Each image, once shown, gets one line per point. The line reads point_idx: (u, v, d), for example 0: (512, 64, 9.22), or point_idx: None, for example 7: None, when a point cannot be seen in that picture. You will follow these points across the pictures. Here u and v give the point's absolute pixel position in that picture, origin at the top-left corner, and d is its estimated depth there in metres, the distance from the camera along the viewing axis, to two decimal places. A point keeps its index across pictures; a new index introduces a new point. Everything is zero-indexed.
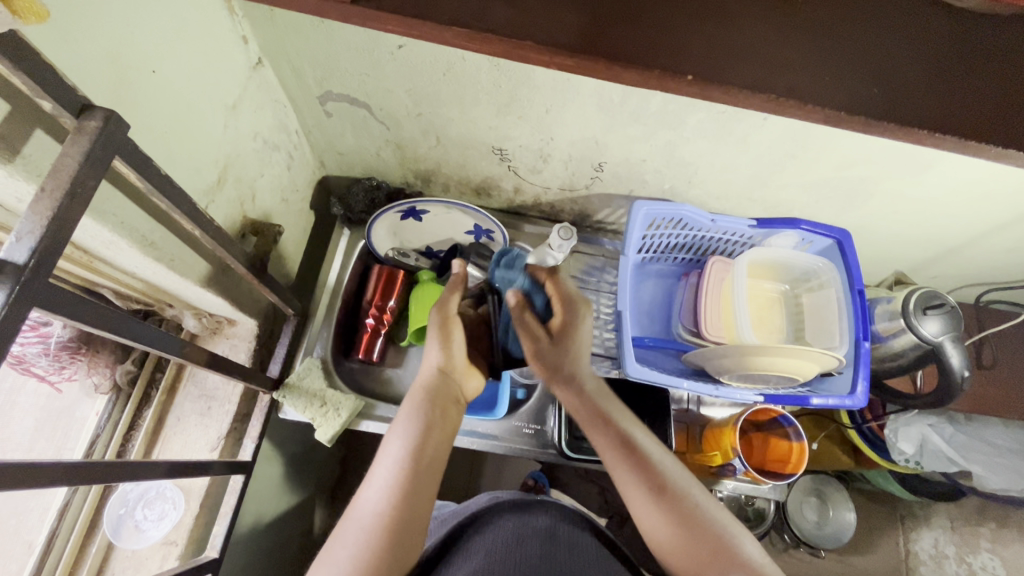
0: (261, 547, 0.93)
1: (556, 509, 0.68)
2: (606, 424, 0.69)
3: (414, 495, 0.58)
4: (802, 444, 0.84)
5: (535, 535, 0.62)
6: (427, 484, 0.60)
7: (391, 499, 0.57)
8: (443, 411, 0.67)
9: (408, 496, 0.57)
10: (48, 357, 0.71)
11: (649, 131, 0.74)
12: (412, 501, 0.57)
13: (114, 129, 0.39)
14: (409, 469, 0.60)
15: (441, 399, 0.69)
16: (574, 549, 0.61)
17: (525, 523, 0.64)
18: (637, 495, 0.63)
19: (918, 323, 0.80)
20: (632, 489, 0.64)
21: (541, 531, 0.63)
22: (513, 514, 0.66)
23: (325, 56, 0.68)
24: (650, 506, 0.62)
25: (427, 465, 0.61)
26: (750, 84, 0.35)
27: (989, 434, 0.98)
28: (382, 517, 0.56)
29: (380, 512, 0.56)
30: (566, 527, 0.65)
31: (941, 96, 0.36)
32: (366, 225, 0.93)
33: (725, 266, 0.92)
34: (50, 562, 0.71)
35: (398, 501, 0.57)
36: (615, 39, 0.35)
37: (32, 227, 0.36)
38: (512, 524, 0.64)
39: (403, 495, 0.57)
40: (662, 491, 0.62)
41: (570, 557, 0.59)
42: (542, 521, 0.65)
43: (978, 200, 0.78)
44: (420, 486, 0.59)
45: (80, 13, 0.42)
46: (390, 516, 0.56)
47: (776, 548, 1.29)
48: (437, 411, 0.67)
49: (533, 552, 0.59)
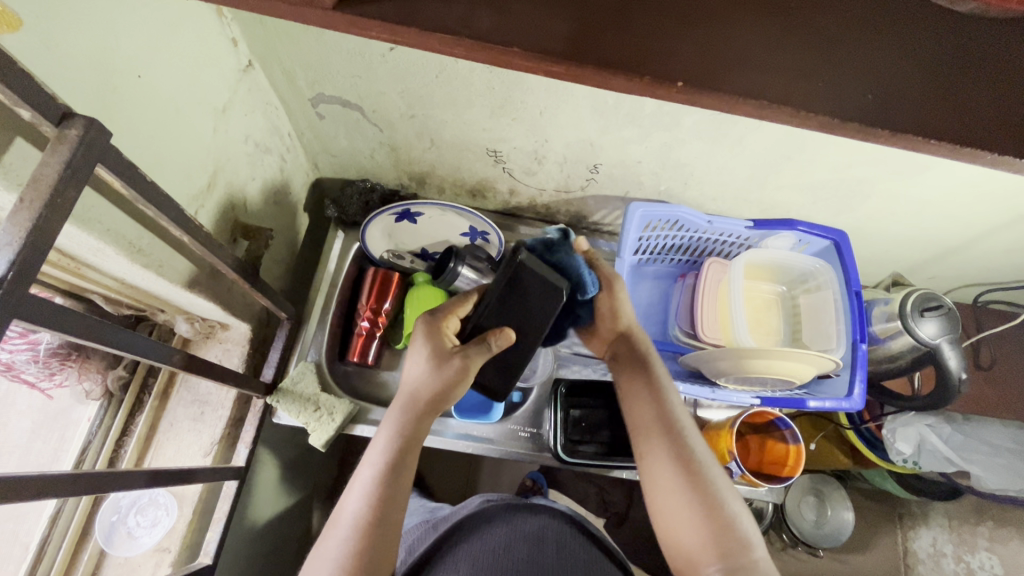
0: (257, 550, 0.93)
1: (545, 511, 0.68)
2: (650, 385, 0.68)
3: (384, 526, 0.57)
4: (800, 447, 0.82)
5: (522, 541, 0.62)
6: (396, 515, 0.58)
7: (362, 531, 0.56)
8: (418, 434, 0.63)
9: (379, 526, 0.56)
10: (38, 363, 0.70)
11: (643, 132, 0.73)
12: (382, 533, 0.56)
13: (95, 137, 0.38)
14: (379, 502, 0.57)
15: (422, 419, 0.64)
16: (561, 553, 0.61)
17: (513, 529, 0.64)
18: (656, 454, 0.63)
19: (916, 326, 0.80)
20: (655, 447, 0.63)
21: (528, 536, 0.62)
22: (503, 518, 0.65)
23: (315, 59, 0.67)
24: (669, 471, 0.61)
25: (396, 491, 0.59)
26: (742, 91, 0.34)
27: (989, 435, 0.97)
28: (352, 550, 0.55)
29: (352, 539, 0.55)
30: (555, 529, 0.65)
31: (935, 103, 0.35)
32: (361, 228, 0.92)
33: (722, 267, 0.91)
34: (42, 568, 0.71)
35: (368, 534, 0.56)
36: (602, 45, 0.34)
37: (11, 239, 0.35)
38: (499, 531, 0.63)
39: (373, 525, 0.56)
40: (683, 456, 0.61)
41: (558, 563, 0.59)
42: (530, 526, 0.64)
43: (975, 201, 0.78)
44: (391, 511, 0.58)
45: (61, 21, 0.42)
46: (363, 548, 0.55)
47: (773, 547, 1.29)
48: (411, 435, 0.63)
49: (519, 559, 0.59)
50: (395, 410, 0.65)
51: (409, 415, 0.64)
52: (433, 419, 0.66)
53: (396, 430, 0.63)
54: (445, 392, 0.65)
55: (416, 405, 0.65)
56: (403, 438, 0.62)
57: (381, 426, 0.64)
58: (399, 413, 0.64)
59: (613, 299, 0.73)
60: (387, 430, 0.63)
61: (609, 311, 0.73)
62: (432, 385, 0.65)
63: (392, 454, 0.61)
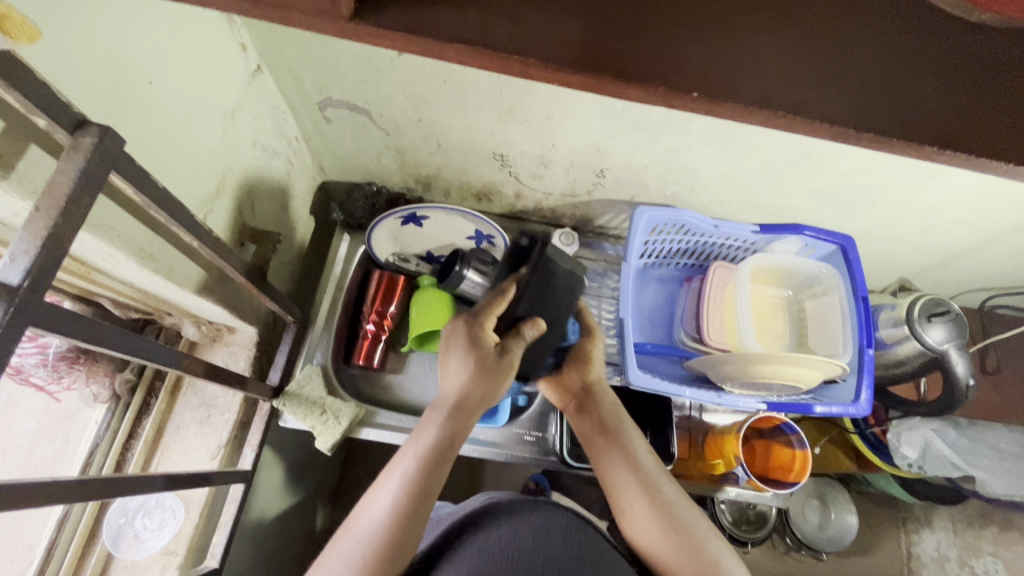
0: (262, 551, 0.93)
1: (552, 505, 0.67)
2: (606, 429, 0.69)
3: (414, 523, 0.57)
4: (806, 452, 0.82)
5: (528, 531, 0.61)
6: (426, 513, 0.58)
7: (391, 527, 0.56)
8: (458, 439, 0.63)
9: (410, 519, 0.56)
10: (47, 367, 0.72)
11: (651, 137, 0.73)
12: (411, 529, 0.57)
13: (109, 144, 0.38)
14: (412, 498, 0.57)
15: (461, 426, 0.64)
16: (567, 544, 0.60)
17: (518, 519, 0.63)
18: (635, 513, 0.62)
19: (923, 331, 0.80)
20: (633, 507, 0.62)
21: (534, 526, 0.61)
22: (508, 510, 0.65)
23: (323, 63, 0.67)
24: (652, 527, 0.61)
25: (431, 488, 0.59)
26: (757, 102, 0.34)
27: (995, 439, 0.97)
28: (378, 543, 0.55)
29: (380, 532, 0.55)
30: (562, 521, 0.64)
31: (950, 113, 0.35)
32: (367, 231, 0.92)
33: (728, 271, 0.91)
34: (50, 569, 0.71)
35: (398, 529, 0.56)
36: (617, 55, 0.34)
37: (27, 246, 0.35)
38: (505, 522, 0.62)
39: (404, 522, 0.56)
40: (662, 512, 0.61)
41: (564, 553, 0.58)
42: (538, 517, 0.63)
43: (981, 206, 0.78)
44: (422, 506, 0.58)
45: (75, 29, 0.42)
46: (390, 543, 0.55)
47: (776, 551, 1.29)
48: (451, 437, 0.63)
49: (524, 547, 0.58)
50: (436, 411, 0.65)
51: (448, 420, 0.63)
52: (470, 423, 0.65)
53: (436, 429, 0.63)
54: (491, 394, 0.67)
55: (461, 408, 0.65)
56: (444, 438, 0.62)
57: (422, 421, 0.64)
58: (445, 415, 0.64)
59: (582, 354, 0.76)
60: (424, 430, 0.63)
61: (582, 357, 0.75)
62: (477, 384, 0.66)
63: (434, 452, 0.61)
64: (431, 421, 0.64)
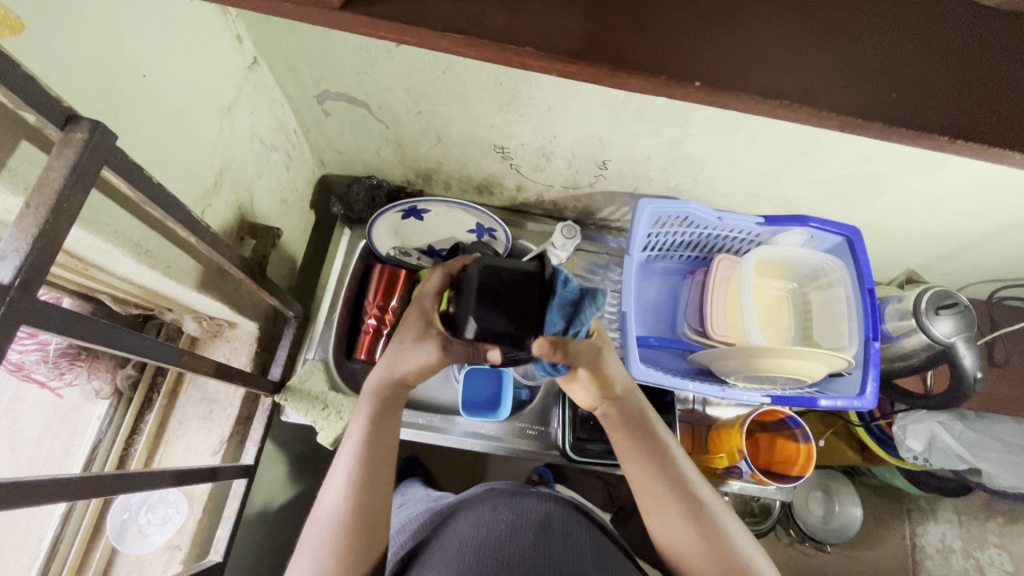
0: (266, 543, 0.94)
1: (552, 500, 0.65)
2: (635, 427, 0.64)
3: (376, 505, 0.57)
4: (811, 447, 0.81)
5: (529, 527, 0.59)
6: (385, 493, 0.58)
7: (354, 509, 0.55)
8: (396, 417, 0.63)
9: (370, 486, 0.57)
10: (48, 364, 0.71)
11: (655, 128, 0.72)
12: (377, 507, 0.57)
13: (101, 140, 0.38)
14: (367, 479, 0.57)
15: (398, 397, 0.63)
16: (569, 540, 0.58)
17: (518, 514, 0.61)
18: (670, 515, 0.59)
19: (930, 324, 0.79)
20: (666, 503, 0.59)
21: (535, 522, 0.60)
22: (507, 504, 0.63)
23: (321, 56, 0.66)
24: (683, 525, 0.58)
25: (386, 455, 0.60)
26: (759, 91, 0.33)
27: (1000, 431, 0.96)
28: (344, 529, 0.54)
29: (346, 515, 0.55)
30: (562, 517, 0.62)
31: (961, 102, 0.34)
32: (367, 224, 0.91)
33: (732, 263, 0.89)
34: (56, 564, 0.72)
35: (363, 508, 0.56)
36: (619, 44, 0.33)
37: (17, 244, 0.35)
38: (504, 516, 0.61)
39: (366, 500, 0.56)
40: (698, 518, 0.58)
41: (565, 550, 0.56)
42: (537, 513, 0.62)
43: (991, 197, 0.76)
44: (381, 473, 0.58)
45: (64, 24, 0.41)
46: (356, 515, 0.55)
47: (781, 543, 1.28)
48: (390, 411, 0.62)
49: (525, 544, 0.56)
50: (371, 390, 0.63)
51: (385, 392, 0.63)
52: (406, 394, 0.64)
53: (373, 409, 0.62)
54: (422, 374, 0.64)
55: (394, 391, 0.63)
56: (383, 408, 0.62)
57: (359, 402, 0.63)
58: (376, 392, 0.63)
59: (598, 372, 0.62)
60: (365, 400, 0.62)
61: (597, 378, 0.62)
62: (409, 367, 0.61)
63: (376, 427, 0.61)
64: (366, 397, 0.63)
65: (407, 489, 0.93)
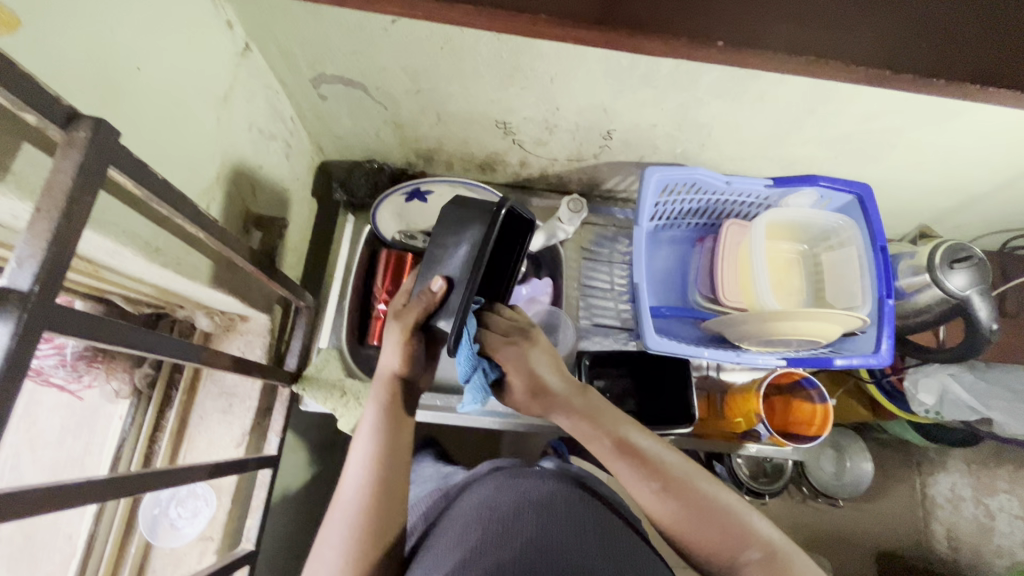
0: (291, 528, 0.96)
1: (555, 475, 0.63)
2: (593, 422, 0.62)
3: (388, 496, 0.57)
4: (828, 406, 0.82)
5: (529, 507, 0.57)
6: (398, 489, 0.59)
7: (366, 511, 0.56)
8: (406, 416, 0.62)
9: (382, 490, 0.57)
10: (66, 367, 0.71)
11: (661, 93, 0.70)
12: (388, 506, 0.57)
13: (104, 137, 0.36)
14: (379, 482, 0.58)
15: (403, 401, 0.63)
16: (570, 517, 0.56)
17: (518, 494, 0.59)
18: (643, 494, 0.58)
19: (945, 278, 0.78)
20: (638, 487, 0.58)
21: (535, 502, 0.58)
22: (508, 486, 0.61)
23: (315, 38, 0.64)
24: (661, 501, 0.56)
25: (398, 458, 0.60)
26: (784, 47, 0.33)
27: (1016, 381, 0.95)
28: (356, 532, 0.55)
29: (358, 515, 0.56)
30: (565, 492, 0.60)
31: (996, 45, 0.33)
32: (371, 210, 0.90)
33: (741, 229, 0.89)
34: (92, 561, 0.74)
35: (374, 510, 0.56)
36: (633, 8, 0.32)
37: (32, 250, 0.34)
38: (504, 499, 0.59)
39: (378, 503, 0.57)
40: (675, 492, 0.56)
41: (565, 529, 0.54)
42: (539, 490, 0.60)
43: (1005, 145, 0.75)
44: (393, 476, 0.59)
45: (52, 18, 0.40)
46: (370, 518, 0.56)
47: (794, 500, 1.29)
48: (396, 415, 0.62)
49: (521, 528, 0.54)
50: (374, 391, 0.63)
51: (387, 396, 0.62)
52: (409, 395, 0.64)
53: (378, 413, 0.62)
54: (412, 365, 0.63)
55: (394, 389, 0.62)
56: (389, 416, 0.61)
57: (365, 409, 0.62)
58: (382, 396, 0.62)
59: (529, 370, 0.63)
60: (371, 406, 0.62)
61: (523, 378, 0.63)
62: (396, 359, 0.61)
63: (384, 432, 0.60)
64: (372, 404, 0.62)
65: (418, 467, 0.95)
